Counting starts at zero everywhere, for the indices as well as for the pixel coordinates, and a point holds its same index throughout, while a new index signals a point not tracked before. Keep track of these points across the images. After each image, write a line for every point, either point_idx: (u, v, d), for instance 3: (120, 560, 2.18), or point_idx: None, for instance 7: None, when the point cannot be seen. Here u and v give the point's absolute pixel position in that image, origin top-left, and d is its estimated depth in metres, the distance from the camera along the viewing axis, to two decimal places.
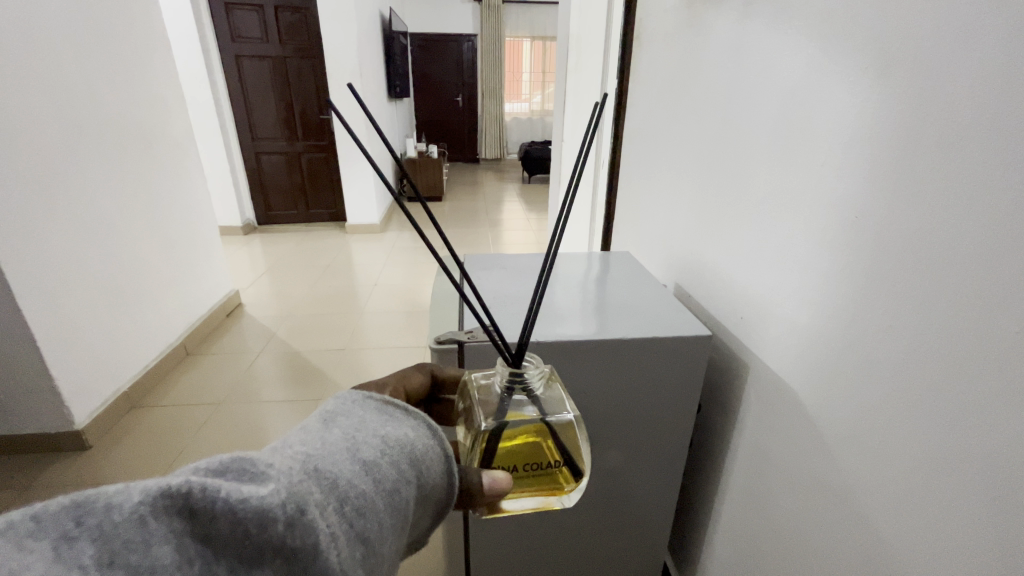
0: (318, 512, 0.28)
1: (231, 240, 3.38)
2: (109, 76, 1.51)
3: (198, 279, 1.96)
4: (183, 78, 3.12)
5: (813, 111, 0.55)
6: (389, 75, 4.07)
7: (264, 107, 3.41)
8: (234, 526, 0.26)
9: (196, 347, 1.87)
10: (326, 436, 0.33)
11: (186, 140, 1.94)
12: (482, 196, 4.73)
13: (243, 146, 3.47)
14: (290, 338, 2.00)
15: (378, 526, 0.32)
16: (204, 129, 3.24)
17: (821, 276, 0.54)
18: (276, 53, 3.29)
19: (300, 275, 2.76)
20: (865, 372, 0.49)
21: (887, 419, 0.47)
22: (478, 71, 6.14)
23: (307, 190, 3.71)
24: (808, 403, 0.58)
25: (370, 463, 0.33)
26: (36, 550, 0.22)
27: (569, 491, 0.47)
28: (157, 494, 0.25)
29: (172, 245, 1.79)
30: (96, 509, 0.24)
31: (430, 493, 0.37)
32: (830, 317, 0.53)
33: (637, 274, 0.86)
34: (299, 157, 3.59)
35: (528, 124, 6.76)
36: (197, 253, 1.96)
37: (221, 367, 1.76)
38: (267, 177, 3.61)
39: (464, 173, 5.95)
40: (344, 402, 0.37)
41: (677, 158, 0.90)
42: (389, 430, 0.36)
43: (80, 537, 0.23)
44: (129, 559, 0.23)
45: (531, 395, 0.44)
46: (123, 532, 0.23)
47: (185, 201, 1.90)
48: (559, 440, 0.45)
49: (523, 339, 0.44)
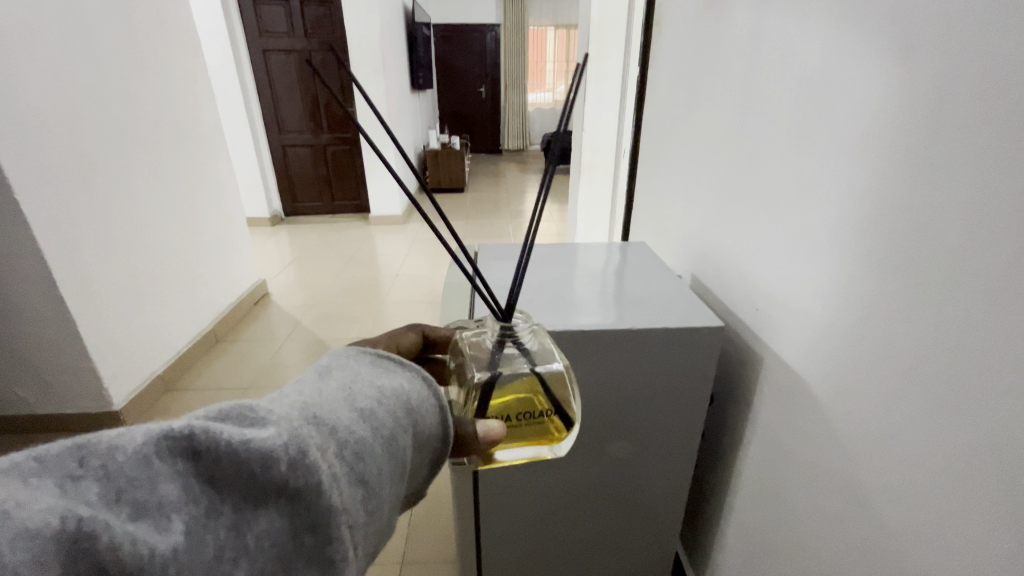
0: (319, 455, 0.30)
1: (261, 232, 3.62)
2: (144, 76, 1.66)
3: (227, 269, 2.13)
4: (215, 76, 3.33)
5: (830, 96, 0.51)
6: (414, 67, 4.13)
7: (291, 101, 3.59)
8: (237, 466, 0.28)
9: (226, 333, 2.05)
10: (323, 388, 0.35)
11: (215, 133, 2.10)
12: (505, 187, 4.74)
13: (270, 138, 3.68)
14: (313, 326, 2.14)
15: (377, 471, 0.34)
16: (237, 125, 3.46)
17: (834, 258, 0.51)
18: (301, 47, 3.43)
19: (327, 265, 2.92)
20: (880, 360, 0.46)
21: (903, 413, 0.44)
22: (500, 61, 6.12)
23: (331, 181, 3.90)
24: (821, 399, 0.55)
25: (367, 410, 0.35)
26: (44, 486, 0.24)
27: (563, 439, 0.47)
28: (157, 438, 0.27)
29: (202, 234, 1.95)
30: (97, 451, 0.26)
31: (428, 444, 0.39)
32: (842, 315, 0.51)
33: (649, 264, 0.83)
34: (324, 149, 3.77)
35: (551, 114, 6.68)
36: (225, 245, 2.12)
37: (249, 353, 1.92)
38: (293, 169, 3.81)
39: (486, 163, 5.97)
40: (340, 357, 0.39)
41: (694, 141, 0.86)
42: (384, 381, 0.38)
43: (85, 476, 0.25)
44: (136, 495, 0.26)
45: (521, 347, 0.45)
46: (129, 472, 0.26)
47: (214, 191, 2.06)
48: (551, 390, 0.46)
49: (512, 295, 0.46)
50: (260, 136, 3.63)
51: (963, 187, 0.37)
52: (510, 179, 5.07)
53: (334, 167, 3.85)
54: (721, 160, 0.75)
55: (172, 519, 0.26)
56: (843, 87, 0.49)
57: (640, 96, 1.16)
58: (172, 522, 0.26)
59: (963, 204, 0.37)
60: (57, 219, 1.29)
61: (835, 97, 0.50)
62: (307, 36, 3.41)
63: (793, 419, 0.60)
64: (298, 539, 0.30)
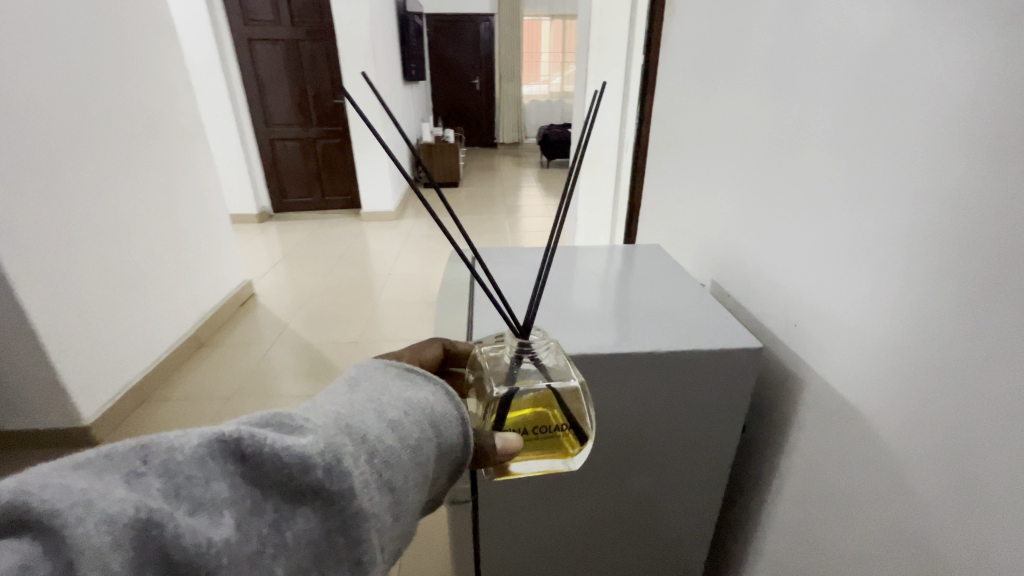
0: (352, 461, 0.31)
1: (248, 229, 3.57)
2: (115, 69, 1.61)
3: (212, 269, 2.12)
4: (196, 66, 3.24)
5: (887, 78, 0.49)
6: (405, 58, 4.07)
7: (279, 93, 3.51)
8: (280, 468, 0.29)
9: (207, 339, 2.01)
10: (354, 398, 0.35)
11: (195, 128, 2.05)
12: (500, 181, 4.71)
13: (257, 132, 3.60)
14: (299, 330, 2.10)
15: (405, 479, 0.33)
16: (221, 118, 3.38)
17: (874, 260, 0.51)
18: (288, 36, 3.35)
19: (318, 263, 2.88)
20: (924, 360, 0.46)
21: (951, 409, 0.44)
22: (493, 53, 6.06)
23: (322, 176, 3.83)
24: (869, 400, 0.53)
25: (395, 421, 0.34)
26: (111, 480, 0.25)
27: (576, 455, 0.47)
28: (211, 439, 0.28)
29: (179, 234, 1.90)
30: (158, 450, 0.27)
31: (451, 454, 0.38)
32: (897, 314, 0.49)
33: (658, 269, 0.83)
34: (313, 143, 3.70)
35: (546, 106, 6.63)
36: (209, 245, 2.10)
37: (236, 357, 1.90)
38: (281, 163, 3.74)
39: (480, 158, 5.93)
40: (366, 369, 0.39)
41: (711, 139, 0.86)
42: (411, 394, 0.37)
43: (147, 472, 0.26)
44: (192, 492, 0.26)
45: (538, 363, 0.46)
46: (186, 470, 0.27)
47: (193, 187, 2.01)
48: (567, 406, 0.46)
49: (530, 311, 0.47)
50: (246, 129, 3.55)
51: None
52: (505, 174, 5.04)
53: (325, 161, 3.78)
54: (741, 157, 0.76)
55: (222, 515, 0.27)
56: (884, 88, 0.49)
57: (645, 87, 1.16)
58: (221, 518, 0.26)
59: None
60: (18, 217, 1.24)
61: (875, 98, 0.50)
62: (293, 25, 3.33)
63: (825, 420, 0.60)
64: (331, 539, 0.30)
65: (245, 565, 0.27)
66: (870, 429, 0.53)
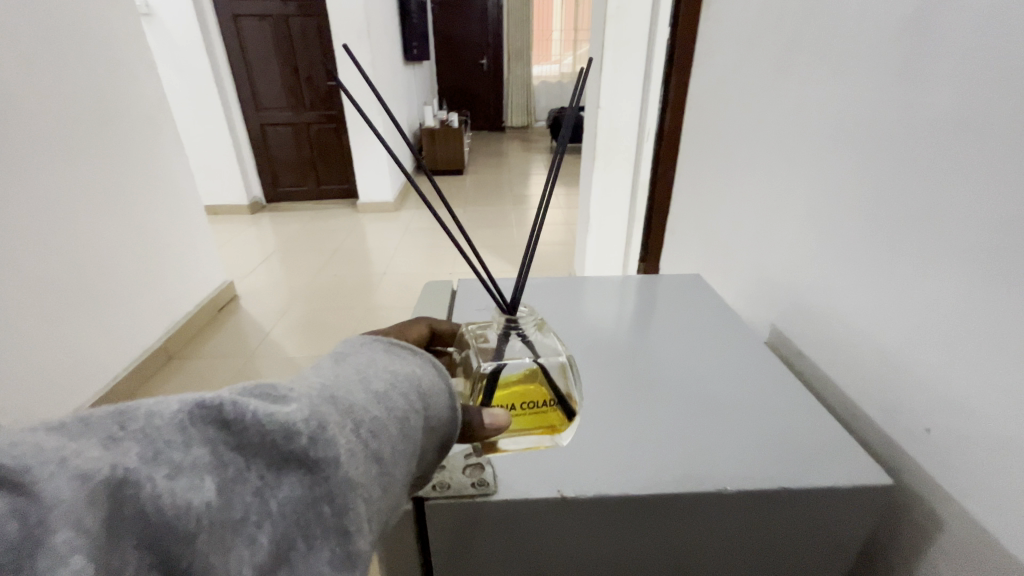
0: (337, 430, 0.30)
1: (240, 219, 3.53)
2: (56, 51, 1.53)
3: (188, 272, 2.11)
4: (184, 46, 3.16)
5: (909, 94, 0.49)
6: (406, 36, 3.96)
7: (269, 74, 3.44)
8: (263, 437, 0.27)
9: (176, 352, 1.98)
10: (338, 371, 0.34)
11: (155, 112, 1.98)
12: (507, 169, 4.65)
13: (248, 117, 3.54)
14: (277, 341, 2.05)
15: (390, 449, 0.33)
16: (207, 103, 3.31)
17: (873, 263, 0.54)
18: (278, 12, 3.25)
19: (310, 259, 2.86)
20: (927, 351, 0.47)
21: (947, 397, 0.45)
22: (502, 32, 5.94)
23: (317, 165, 3.76)
24: (867, 395, 0.55)
25: (381, 392, 0.34)
26: (86, 443, 0.23)
27: (564, 432, 0.47)
28: (192, 406, 0.27)
29: (138, 230, 1.84)
30: (137, 416, 0.25)
31: (437, 426, 0.38)
32: (898, 308, 0.51)
33: (678, 285, 0.78)
34: (308, 127, 3.63)
35: (558, 87, 6.46)
36: (179, 241, 2.07)
37: (206, 370, 1.87)
38: (274, 149, 3.67)
39: (488, 143, 5.84)
40: (353, 344, 0.38)
41: (734, 133, 0.85)
42: (397, 366, 0.37)
43: (125, 438, 0.24)
44: (172, 456, 0.25)
45: (524, 337, 0.48)
46: (166, 434, 0.25)
47: (150, 172, 1.93)
48: (554, 381, 0.47)
49: (516, 291, 0.48)
50: (235, 114, 3.49)
51: None
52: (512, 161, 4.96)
53: (318, 146, 3.70)
54: (763, 153, 0.76)
55: (204, 479, 0.25)
56: (904, 73, 0.49)
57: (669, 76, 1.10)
58: (201, 484, 0.25)
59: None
60: None
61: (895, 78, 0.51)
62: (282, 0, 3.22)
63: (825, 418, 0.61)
64: (316, 508, 0.28)
65: (228, 532, 0.26)
66: (873, 418, 0.54)
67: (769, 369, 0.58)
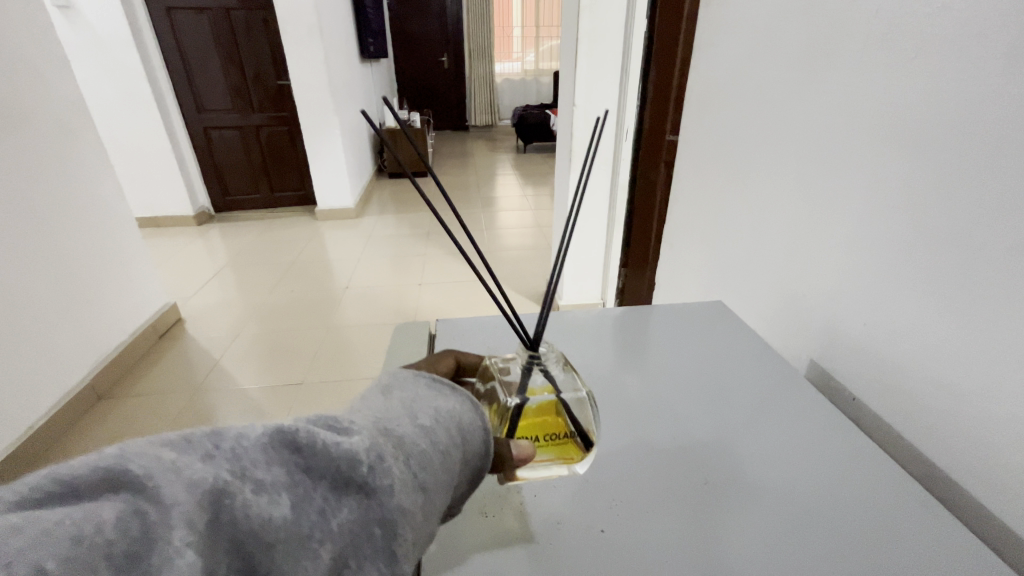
0: (391, 461, 0.29)
1: (187, 232, 3.27)
2: None
3: (121, 295, 1.92)
4: (109, 44, 2.87)
5: (901, 113, 0.55)
6: (362, 35, 3.84)
7: (210, 74, 3.20)
8: (329, 462, 0.28)
9: (109, 390, 1.78)
10: (388, 405, 0.34)
11: (73, 119, 1.78)
12: (474, 170, 4.63)
13: (189, 120, 3.28)
14: (228, 368, 1.90)
15: (436, 480, 0.32)
16: (139, 105, 3.03)
17: (881, 287, 0.59)
18: (218, 7, 3.03)
19: (266, 273, 2.69)
20: (927, 343, 0.53)
21: (950, 384, 0.51)
22: (462, 29, 5.86)
23: (269, 170, 3.55)
24: (875, 386, 0.61)
25: (429, 427, 0.33)
26: (187, 457, 0.25)
27: (580, 461, 0.47)
28: (274, 430, 0.28)
29: (55, 250, 1.64)
30: (229, 436, 0.27)
31: (473, 457, 0.36)
32: (899, 307, 0.56)
33: (680, 313, 0.78)
34: (256, 131, 3.41)
35: (520, 84, 6.44)
36: (110, 261, 1.88)
37: (154, 403, 1.71)
38: (220, 154, 3.43)
39: (452, 143, 5.78)
40: (398, 377, 0.38)
41: (728, 142, 0.91)
42: (440, 403, 0.36)
43: (217, 456, 0.26)
44: (255, 475, 0.26)
45: (547, 372, 0.48)
46: (250, 454, 0.26)
47: (70, 183, 1.73)
48: (574, 414, 0.47)
49: (540, 326, 0.48)
50: (174, 117, 3.23)
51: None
52: (477, 161, 4.94)
53: (270, 150, 3.49)
54: (756, 165, 0.82)
55: (281, 496, 0.26)
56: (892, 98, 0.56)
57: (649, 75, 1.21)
58: (277, 500, 0.26)
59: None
60: None
61: (891, 110, 0.56)
62: None
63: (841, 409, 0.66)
64: (369, 531, 0.28)
65: (297, 546, 0.26)
66: (883, 410, 0.60)
67: (750, 380, 0.63)
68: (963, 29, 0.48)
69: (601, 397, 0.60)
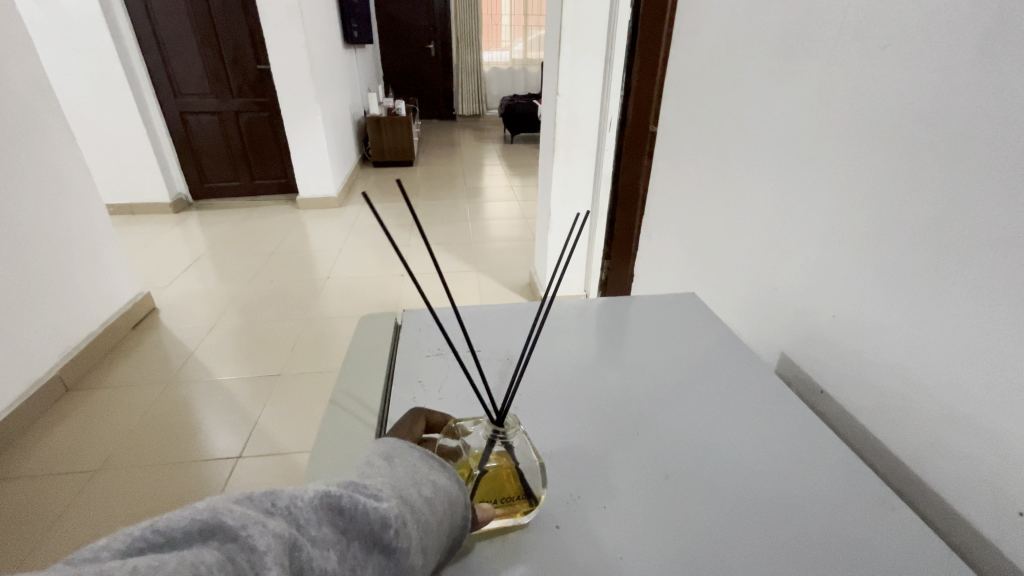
0: (410, 526, 0.33)
1: (161, 219, 3.14)
2: None
3: (89, 285, 1.82)
4: (72, 17, 2.68)
5: (879, 106, 0.54)
6: (345, 17, 3.70)
7: (186, 56, 3.04)
8: (366, 524, 0.31)
9: (77, 382, 1.70)
10: (394, 472, 0.36)
11: (35, 99, 1.66)
12: (460, 160, 4.56)
13: (164, 104, 3.13)
14: (203, 360, 1.84)
15: (435, 544, 0.35)
16: (107, 85, 2.86)
17: (856, 284, 0.59)
18: None
19: (245, 263, 2.60)
20: (899, 338, 0.54)
21: (919, 379, 0.52)
22: (449, 16, 5.71)
23: (249, 157, 3.42)
24: (848, 380, 0.61)
25: (432, 497, 0.36)
26: (256, 514, 0.28)
27: (525, 515, 0.44)
28: (322, 492, 0.30)
29: (17, 238, 1.54)
30: (283, 494, 0.29)
31: (454, 529, 0.37)
32: (874, 301, 0.56)
33: (658, 308, 0.77)
34: (234, 116, 3.28)
35: (508, 74, 6.33)
36: (78, 251, 1.78)
37: (124, 399, 1.63)
38: (197, 140, 3.29)
39: (439, 133, 5.67)
40: (395, 445, 0.39)
41: (707, 135, 0.90)
42: (436, 475, 0.38)
43: (277, 514, 0.28)
44: (309, 534, 0.28)
45: (507, 445, 0.46)
46: (305, 513, 0.29)
47: (30, 166, 1.62)
48: (527, 482, 0.45)
49: (509, 398, 0.47)
50: (148, 101, 3.07)
51: (1012, 205, 0.42)
52: (464, 151, 4.86)
53: (249, 137, 3.36)
54: (735, 156, 0.81)
55: (331, 553, 0.29)
56: (872, 90, 0.55)
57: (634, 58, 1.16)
58: (327, 555, 0.28)
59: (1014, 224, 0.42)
60: None
61: (869, 103, 0.55)
62: None
63: (814, 403, 0.67)
64: None
65: None
66: (857, 402, 0.60)
67: (727, 375, 0.62)
68: (940, 21, 0.47)
69: (576, 393, 0.59)
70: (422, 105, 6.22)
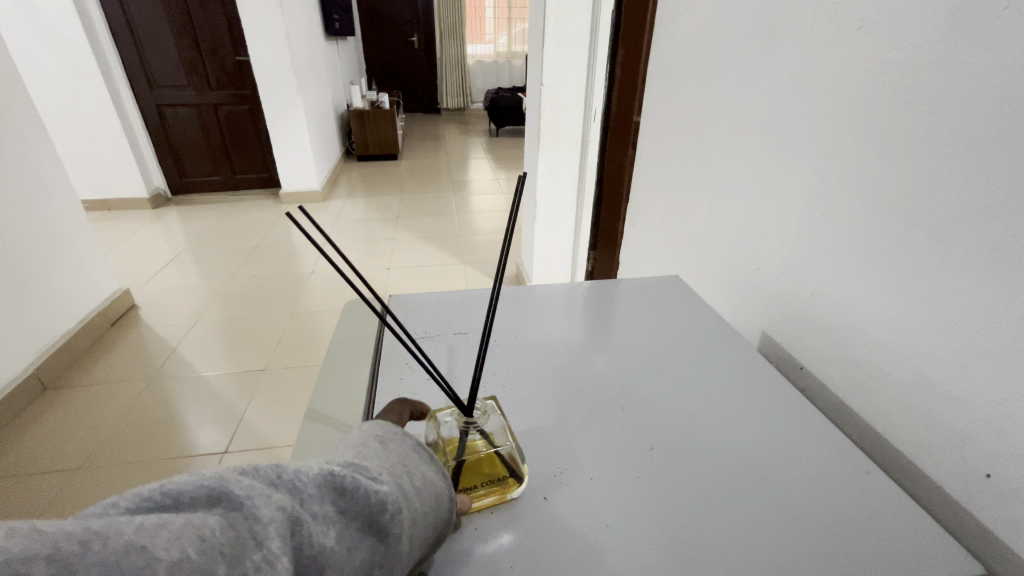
0: (404, 514, 0.33)
1: (138, 215, 3.04)
2: None
3: (64, 282, 1.76)
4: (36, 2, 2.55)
5: (853, 89, 0.56)
6: (326, 6, 3.61)
7: (161, 45, 2.94)
8: (364, 507, 0.31)
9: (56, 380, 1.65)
10: (389, 458, 0.37)
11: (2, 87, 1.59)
12: (446, 153, 4.53)
13: (139, 96, 3.02)
14: (187, 356, 1.80)
15: (423, 534, 0.35)
16: (77, 74, 2.74)
17: (833, 263, 0.61)
18: None
19: (227, 258, 2.55)
20: (873, 313, 0.56)
21: (891, 351, 0.54)
22: (432, 7, 5.61)
23: (229, 151, 3.33)
24: (824, 354, 0.64)
25: (422, 488, 0.36)
26: (260, 485, 0.28)
27: (512, 492, 0.45)
28: (325, 472, 0.31)
29: None
30: (286, 470, 0.30)
31: (441, 521, 0.38)
32: (849, 278, 0.59)
33: (644, 291, 0.79)
34: (213, 108, 3.18)
35: (493, 67, 6.27)
36: (52, 245, 1.72)
37: (103, 398, 1.59)
38: (174, 133, 3.19)
39: (424, 126, 5.61)
40: (391, 433, 0.40)
41: (690, 121, 0.91)
42: (428, 468, 0.39)
43: (281, 487, 0.29)
44: (309, 512, 0.29)
45: (481, 431, 0.48)
46: (308, 489, 0.29)
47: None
48: (509, 461, 0.46)
49: (474, 385, 0.47)
50: (121, 91, 2.96)
51: (974, 181, 0.44)
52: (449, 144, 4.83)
53: (229, 130, 3.27)
54: (717, 141, 0.83)
55: (329, 532, 0.29)
56: (845, 74, 0.57)
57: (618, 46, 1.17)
58: (326, 532, 0.29)
59: (977, 199, 0.44)
60: None
61: (844, 87, 0.57)
62: None
63: (794, 378, 0.69)
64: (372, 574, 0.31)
65: None
66: (834, 375, 0.62)
67: (711, 353, 0.64)
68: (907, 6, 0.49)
69: (565, 371, 0.60)
70: (406, 98, 6.13)
